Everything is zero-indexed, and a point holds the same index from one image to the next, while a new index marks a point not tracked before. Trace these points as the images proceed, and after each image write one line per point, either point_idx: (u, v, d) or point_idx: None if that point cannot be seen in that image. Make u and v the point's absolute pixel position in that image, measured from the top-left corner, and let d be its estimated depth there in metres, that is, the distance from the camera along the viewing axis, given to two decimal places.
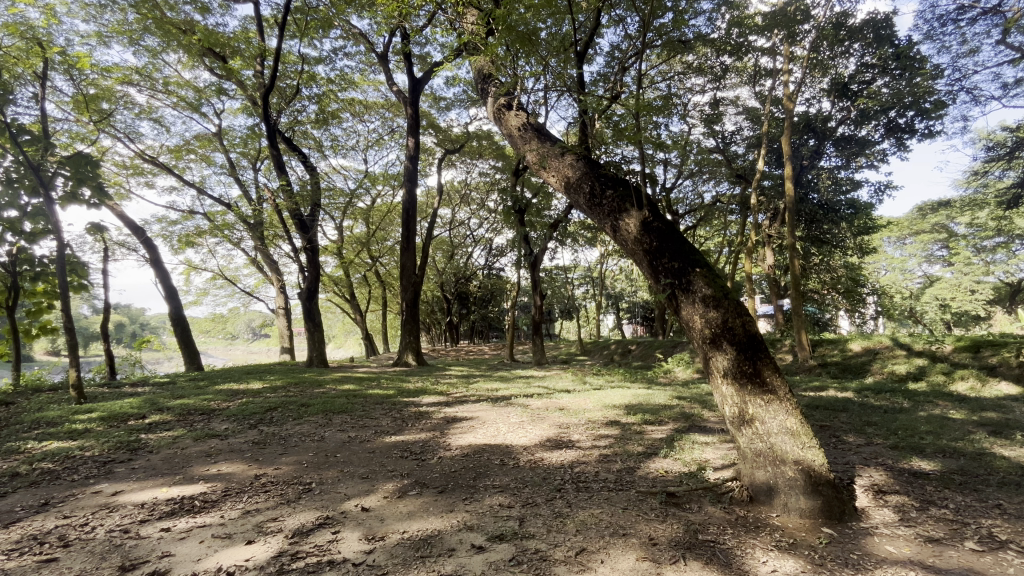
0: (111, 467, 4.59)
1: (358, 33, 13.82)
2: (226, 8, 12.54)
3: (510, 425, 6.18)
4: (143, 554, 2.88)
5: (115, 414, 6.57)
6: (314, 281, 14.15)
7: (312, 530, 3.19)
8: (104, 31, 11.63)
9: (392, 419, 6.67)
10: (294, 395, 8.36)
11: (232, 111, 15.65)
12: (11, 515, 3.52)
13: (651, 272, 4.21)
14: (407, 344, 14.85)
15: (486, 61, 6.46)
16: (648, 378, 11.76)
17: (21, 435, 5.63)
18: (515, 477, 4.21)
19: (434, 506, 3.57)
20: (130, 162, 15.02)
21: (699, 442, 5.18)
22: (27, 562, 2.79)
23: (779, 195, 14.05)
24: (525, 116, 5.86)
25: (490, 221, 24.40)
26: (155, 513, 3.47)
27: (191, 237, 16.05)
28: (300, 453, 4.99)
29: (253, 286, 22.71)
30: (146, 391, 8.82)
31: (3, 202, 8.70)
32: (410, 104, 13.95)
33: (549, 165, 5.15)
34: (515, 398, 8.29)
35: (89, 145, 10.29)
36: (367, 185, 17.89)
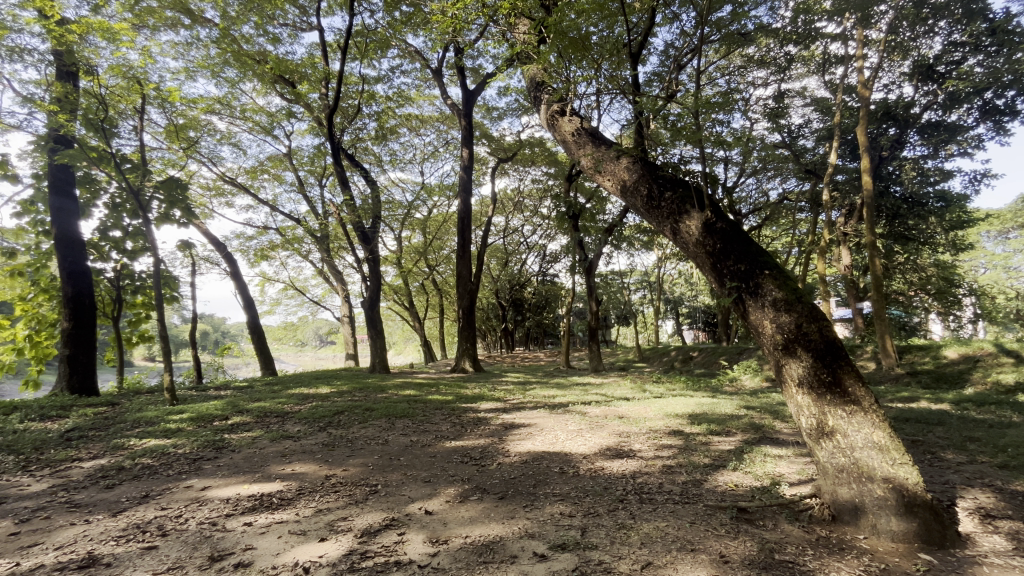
0: (200, 464, 5.00)
1: (414, 51, 14.37)
2: (295, 37, 13.50)
3: (568, 432, 6.11)
4: (229, 546, 3.11)
5: (202, 415, 7.16)
6: (376, 290, 14.75)
7: (379, 530, 3.31)
8: (191, 66, 12.83)
9: (451, 425, 6.79)
10: (359, 399, 8.74)
11: (300, 133, 16.75)
12: (118, 504, 3.92)
13: (715, 275, 4.04)
14: (464, 350, 15.09)
15: (538, 69, 6.48)
16: (712, 386, 11.23)
17: (126, 432, 6.26)
18: (576, 486, 4.15)
19: (495, 513, 3.58)
20: (213, 184, 16.49)
21: (772, 454, 4.87)
22: (132, 548, 3.09)
23: (855, 189, 13.03)
24: (579, 121, 5.80)
25: (544, 227, 24.42)
26: (239, 509, 3.73)
27: (266, 251, 17.27)
28: (366, 455, 5.20)
29: (320, 295, 24.09)
30: (227, 395, 9.53)
31: (109, 223, 9.79)
32: (464, 116, 14.28)
33: (605, 169, 5.08)
34: (573, 405, 8.19)
35: (180, 170, 11.32)
36: (424, 197, 18.49)
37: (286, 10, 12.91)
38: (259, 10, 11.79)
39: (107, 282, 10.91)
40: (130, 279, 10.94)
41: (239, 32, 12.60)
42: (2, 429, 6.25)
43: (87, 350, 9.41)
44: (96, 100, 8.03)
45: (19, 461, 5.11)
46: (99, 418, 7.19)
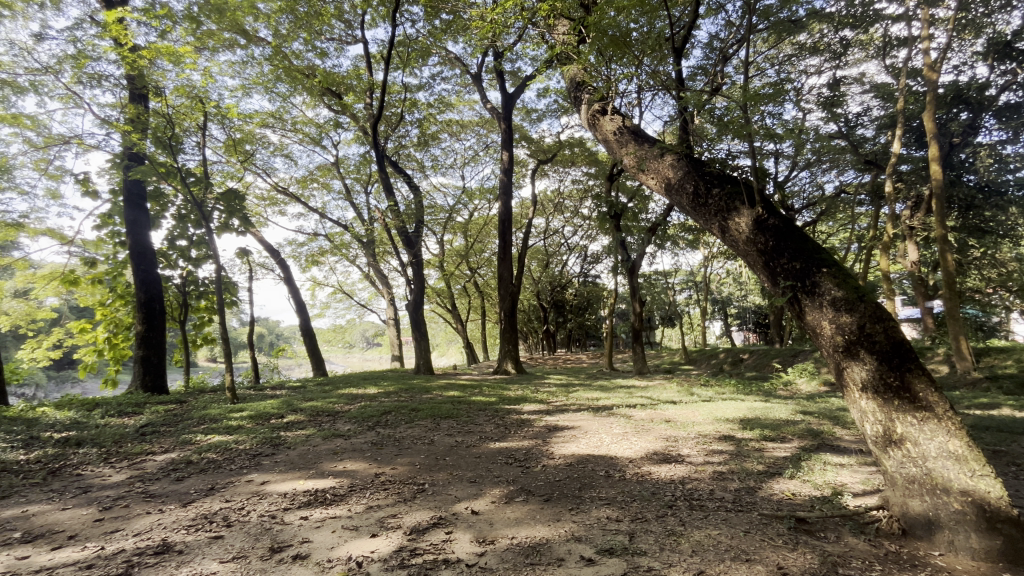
0: (259, 459, 5.27)
1: (454, 58, 14.63)
2: (341, 51, 14.06)
3: (613, 436, 6.01)
4: (288, 538, 3.26)
5: (260, 413, 7.56)
6: (419, 293, 15.05)
7: (427, 528, 3.37)
8: (247, 83, 13.60)
9: (495, 426, 6.83)
10: (406, 400, 8.94)
11: (347, 142, 17.42)
12: (188, 495, 4.21)
13: (768, 274, 3.88)
14: (507, 352, 15.14)
15: (578, 69, 6.39)
16: (765, 390, 10.74)
17: (193, 428, 6.69)
18: (623, 491, 4.08)
19: (541, 515, 3.58)
20: (267, 194, 17.42)
21: (833, 463, 4.61)
22: (201, 537, 3.30)
23: (922, 179, 12.13)
24: (621, 119, 5.71)
25: (585, 228, 24.20)
26: (295, 503, 3.91)
27: (316, 256, 18.04)
28: (413, 454, 5.33)
29: (367, 299, 24.88)
30: (282, 394, 10.01)
31: (176, 233, 10.52)
32: (504, 119, 14.39)
33: (648, 168, 4.98)
34: (618, 408, 8.06)
35: (238, 182, 12.01)
36: (465, 201, 18.73)
37: (333, 25, 13.46)
38: (308, 26, 12.32)
39: (175, 288, 11.73)
40: (194, 286, 11.71)
41: (290, 48, 13.21)
42: (86, 424, 6.83)
43: (157, 351, 10.13)
44: (164, 119, 8.64)
45: (102, 453, 5.58)
46: (169, 414, 7.72)
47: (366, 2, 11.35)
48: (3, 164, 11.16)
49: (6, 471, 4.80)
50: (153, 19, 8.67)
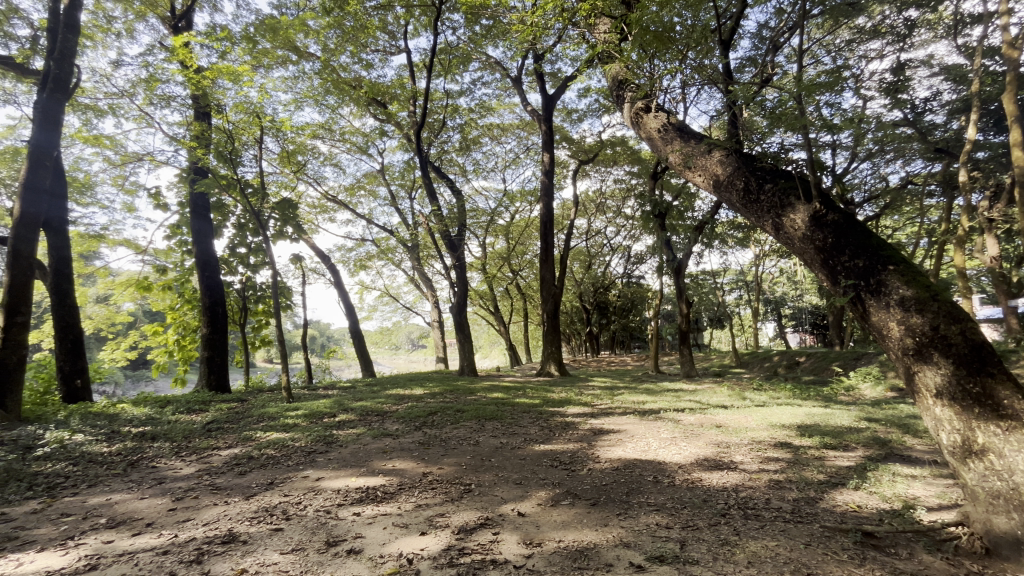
0: (314, 456, 5.51)
1: (494, 62, 14.78)
2: (385, 61, 14.50)
3: (661, 440, 5.86)
4: (342, 533, 3.39)
5: (314, 412, 7.89)
6: (463, 296, 15.26)
7: (475, 529, 3.41)
8: (299, 97, 14.28)
9: (540, 428, 6.82)
10: (450, 401, 9.08)
11: (392, 149, 17.92)
12: (251, 489, 4.46)
13: (828, 273, 3.68)
14: (550, 354, 15.09)
15: (620, 67, 6.26)
16: (824, 395, 10.15)
17: (253, 426, 7.06)
18: (672, 497, 3.97)
19: (588, 519, 3.55)
20: (318, 203, 18.21)
21: (903, 474, 4.30)
22: (263, 529, 3.49)
23: (1002, 167, 11.13)
24: (666, 116, 5.57)
25: (628, 228, 23.77)
26: (348, 499, 4.06)
27: (363, 261, 18.66)
28: (460, 455, 5.39)
29: (412, 301, 25.49)
30: (334, 394, 10.40)
31: (236, 242, 11.17)
32: (544, 121, 14.37)
33: (695, 165, 4.84)
34: (665, 412, 7.85)
35: (291, 191, 12.61)
36: (507, 203, 18.81)
37: (377, 37, 13.93)
38: (354, 40, 12.77)
39: (236, 293, 12.44)
40: (253, 290, 12.40)
41: (338, 61, 13.76)
42: (160, 419, 7.36)
43: (221, 352, 10.80)
44: (225, 135, 9.19)
45: (173, 447, 6.00)
46: (232, 412, 8.20)
47: (408, 12, 11.66)
48: (86, 182, 12.25)
49: (92, 461, 5.25)
50: (213, 41, 9.26)
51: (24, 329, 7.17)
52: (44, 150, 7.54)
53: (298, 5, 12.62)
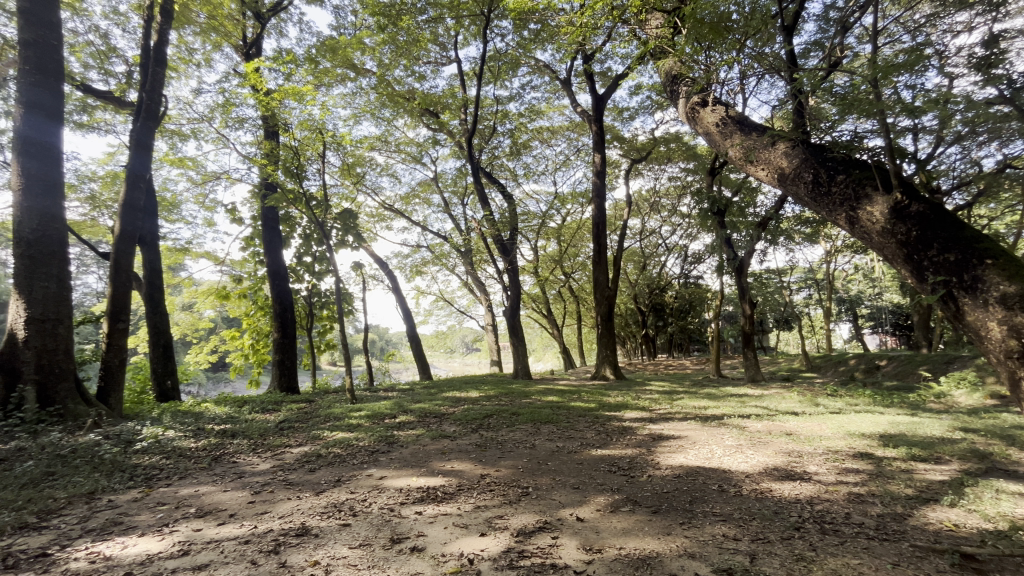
0: (377, 456, 5.73)
1: (543, 65, 14.80)
2: (437, 72, 14.91)
3: (726, 448, 5.60)
4: (406, 531, 3.50)
5: (376, 413, 8.21)
6: (516, 299, 15.34)
7: (534, 532, 3.41)
8: (357, 112, 15.00)
9: (596, 433, 6.72)
10: (506, 404, 9.15)
11: (444, 157, 18.39)
12: (321, 485, 4.71)
13: (913, 269, 3.41)
14: (605, 357, 14.86)
15: (674, 61, 6.08)
16: (910, 402, 9.28)
17: (321, 425, 7.47)
18: (740, 507, 3.78)
19: (649, 527, 3.45)
20: (376, 212, 18.99)
21: (1010, 491, 3.84)
22: (333, 524, 3.67)
23: None
24: (724, 109, 5.35)
25: (685, 227, 22.99)
26: (410, 498, 4.18)
27: (419, 267, 19.25)
28: (516, 458, 5.42)
29: (466, 305, 25.95)
30: (394, 396, 10.77)
31: (303, 251, 11.86)
32: (594, 121, 14.20)
33: (757, 159, 4.62)
34: (729, 418, 7.50)
35: (352, 202, 13.22)
36: (558, 206, 18.73)
37: (429, 49, 14.38)
38: (407, 53, 13.21)
39: (303, 299, 13.19)
40: (318, 296, 13.12)
41: (393, 75, 14.33)
42: (239, 418, 7.94)
43: (290, 355, 11.48)
44: (292, 151, 9.79)
45: (251, 444, 6.44)
46: (301, 412, 8.69)
47: (458, 23, 11.90)
48: (173, 201, 13.49)
49: (182, 455, 5.75)
50: (280, 65, 9.90)
51: (124, 334, 7.97)
52: (139, 173, 8.35)
53: (355, 24, 13.26)
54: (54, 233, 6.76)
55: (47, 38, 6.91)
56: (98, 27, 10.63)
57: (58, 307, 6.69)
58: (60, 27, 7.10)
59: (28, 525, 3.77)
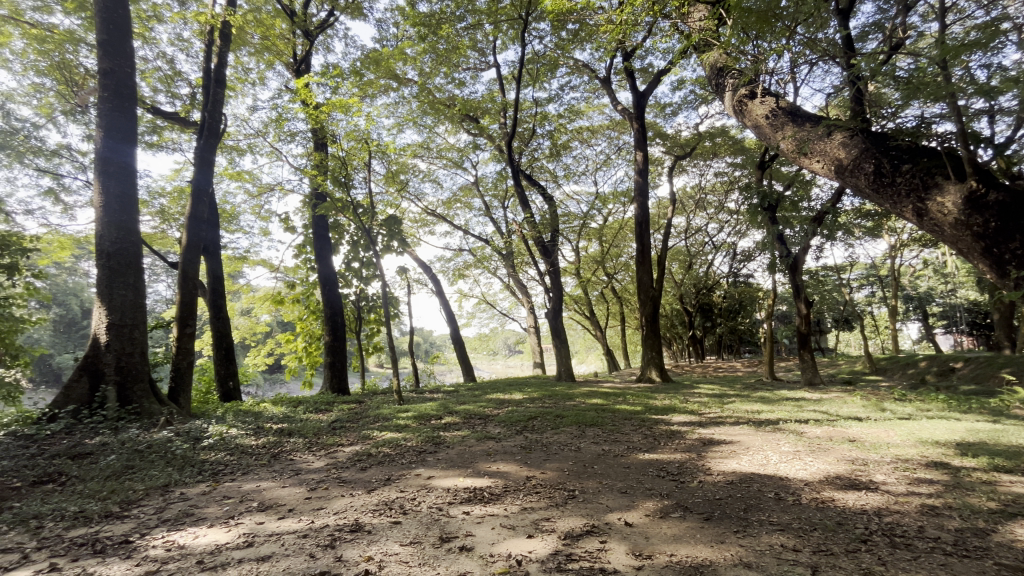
0: (424, 456, 5.86)
1: (582, 65, 14.69)
2: (476, 78, 15.12)
3: (782, 454, 5.35)
4: (454, 530, 3.56)
5: (423, 414, 8.40)
6: (558, 301, 15.27)
7: (581, 535, 3.39)
8: (400, 120, 15.43)
9: (643, 436, 6.59)
10: (550, 406, 9.12)
11: (485, 162, 18.58)
12: (372, 483, 4.88)
13: (990, 262, 3.22)
14: (650, 359, 14.53)
15: (720, 54, 5.88)
16: (992, 408, 8.53)
17: (371, 425, 7.73)
18: (800, 517, 3.60)
19: (701, 533, 3.35)
20: (420, 217, 19.45)
21: None
22: (384, 521, 3.79)
23: None
24: (774, 100, 5.11)
25: (733, 224, 22.15)
26: (458, 498, 4.25)
27: (462, 270, 19.56)
28: (562, 460, 5.40)
29: (508, 308, 26.08)
30: (439, 398, 10.97)
31: (351, 256, 12.29)
32: (636, 119, 13.95)
33: (812, 150, 4.39)
34: (785, 422, 7.16)
35: (396, 208, 13.59)
36: (599, 206, 18.51)
37: (468, 56, 14.60)
38: (447, 61, 13.48)
39: (352, 303, 13.67)
40: (366, 301, 13.56)
41: (434, 83, 14.64)
42: (295, 417, 8.33)
43: (341, 357, 11.92)
44: (339, 161, 10.18)
45: (306, 443, 6.74)
46: (352, 412, 9.00)
47: (497, 28, 11.99)
48: (232, 213, 14.36)
49: (244, 452, 6.10)
50: (327, 79, 10.33)
51: (191, 338, 8.55)
52: (203, 188, 8.92)
53: (397, 36, 13.67)
54: (130, 245, 7.34)
55: (122, 67, 7.52)
56: (164, 53, 11.48)
57: (134, 314, 7.25)
58: (133, 56, 7.71)
59: (112, 513, 4.12)
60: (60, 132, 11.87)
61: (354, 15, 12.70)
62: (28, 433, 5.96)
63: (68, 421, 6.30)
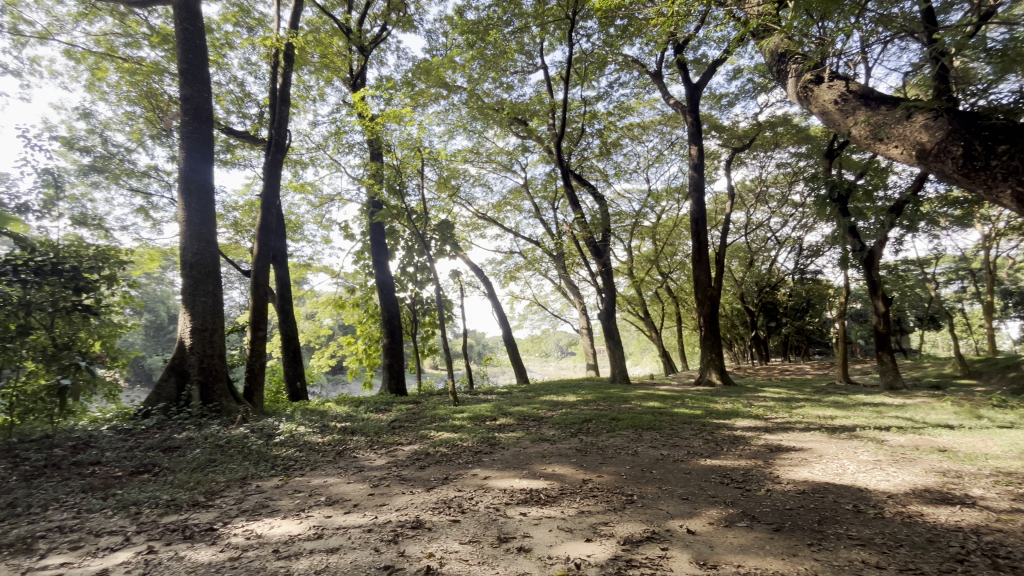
0: (480, 456, 5.94)
1: (631, 60, 14.38)
2: (524, 81, 15.19)
3: (860, 463, 4.97)
4: (512, 531, 3.59)
5: (478, 415, 8.52)
6: (611, 302, 15.00)
7: (641, 541, 3.31)
8: (450, 127, 15.78)
9: (705, 441, 6.35)
10: (605, 408, 8.98)
11: (534, 164, 18.61)
12: (431, 481, 5.01)
13: None
14: (710, 361, 13.95)
15: (780, 39, 5.58)
16: None
17: (428, 425, 7.94)
18: (883, 532, 3.32)
19: (771, 545, 3.18)
20: (471, 220, 19.78)
21: None
22: (443, 519, 3.88)
23: None
24: (844, 83, 4.76)
25: (798, 217, 20.86)
26: (514, 499, 4.28)
27: (512, 272, 19.68)
28: (619, 464, 5.30)
29: (560, 309, 25.93)
30: (493, 399, 11.08)
31: (406, 261, 12.69)
32: (689, 112, 13.48)
33: (890, 135, 4.06)
34: (863, 429, 6.64)
35: (448, 213, 13.89)
36: (652, 203, 18.02)
37: (516, 60, 14.70)
38: (495, 66, 13.67)
39: (408, 307, 14.10)
40: (421, 304, 13.96)
41: (482, 89, 14.86)
42: (357, 417, 8.70)
43: (398, 359, 12.31)
44: (394, 169, 10.53)
45: (368, 441, 7.01)
46: (410, 413, 9.28)
47: (544, 29, 11.96)
48: (296, 223, 15.25)
49: (312, 448, 6.44)
50: (382, 91, 10.73)
51: (263, 341, 9.14)
52: (271, 201, 9.53)
53: (446, 45, 14.02)
54: (209, 256, 7.97)
55: (200, 93, 8.20)
56: (236, 77, 12.40)
57: (213, 319, 7.86)
58: (209, 81, 8.39)
59: (199, 503, 4.48)
60: (149, 155, 13.09)
61: (405, 27, 13.14)
62: (127, 427, 6.60)
63: (160, 417, 6.92)
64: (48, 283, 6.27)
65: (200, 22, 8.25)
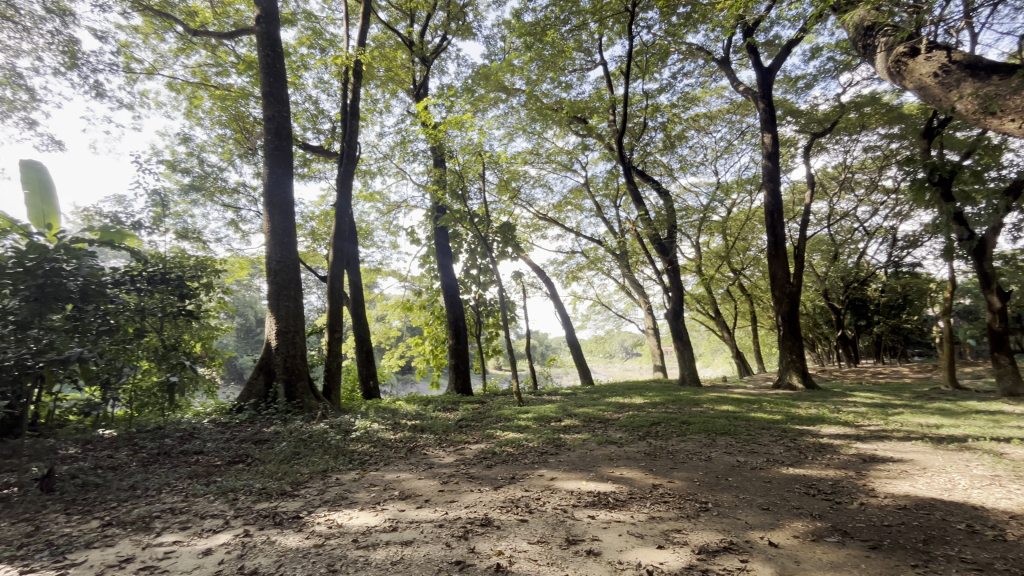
0: (545, 457, 5.94)
1: (696, 48, 13.78)
2: (583, 78, 15.02)
3: (974, 478, 4.42)
4: (581, 533, 3.55)
5: (543, 415, 8.52)
6: (678, 301, 14.42)
7: (718, 552, 3.15)
8: (510, 129, 15.94)
9: (786, 448, 5.93)
10: (675, 411, 8.65)
11: (594, 162, 18.33)
12: (497, 480, 5.07)
13: None
14: (790, 363, 13.00)
15: (865, 12, 5.09)
16: None
17: (494, 425, 8.05)
18: (1005, 557, 2.93)
19: (868, 564, 2.91)
20: (532, 221, 19.83)
21: None
22: (511, 518, 3.91)
23: None
24: (945, 53, 4.27)
25: (891, 204, 18.95)
26: (582, 501, 4.23)
27: (574, 272, 19.50)
28: (691, 470, 5.07)
29: (624, 309, 25.31)
30: (557, 400, 11.01)
31: (470, 263, 12.96)
32: (761, 98, 12.68)
33: (1005, 106, 3.61)
34: (976, 441, 5.89)
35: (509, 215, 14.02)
36: (721, 196, 17.11)
37: (574, 58, 14.59)
38: (554, 65, 13.65)
39: (472, 308, 14.39)
40: (485, 305, 14.20)
41: (541, 90, 14.86)
42: (426, 415, 8.99)
43: (463, 359, 12.58)
44: (456, 174, 10.81)
45: (436, 439, 7.22)
46: (476, 412, 9.44)
47: (602, 24, 11.71)
48: (366, 230, 16.05)
49: (385, 445, 6.75)
50: (443, 100, 11.04)
51: (339, 342, 9.69)
52: (343, 209, 10.08)
53: (504, 49, 14.17)
54: (292, 263, 8.60)
55: (280, 112, 8.86)
56: (310, 96, 13.30)
57: (296, 321, 8.46)
58: (287, 101, 9.04)
59: (286, 492, 4.84)
60: (238, 173, 14.35)
61: (464, 35, 13.46)
62: (224, 420, 7.27)
63: (251, 412, 7.56)
64: (159, 291, 6.90)
65: (278, 46, 8.92)
